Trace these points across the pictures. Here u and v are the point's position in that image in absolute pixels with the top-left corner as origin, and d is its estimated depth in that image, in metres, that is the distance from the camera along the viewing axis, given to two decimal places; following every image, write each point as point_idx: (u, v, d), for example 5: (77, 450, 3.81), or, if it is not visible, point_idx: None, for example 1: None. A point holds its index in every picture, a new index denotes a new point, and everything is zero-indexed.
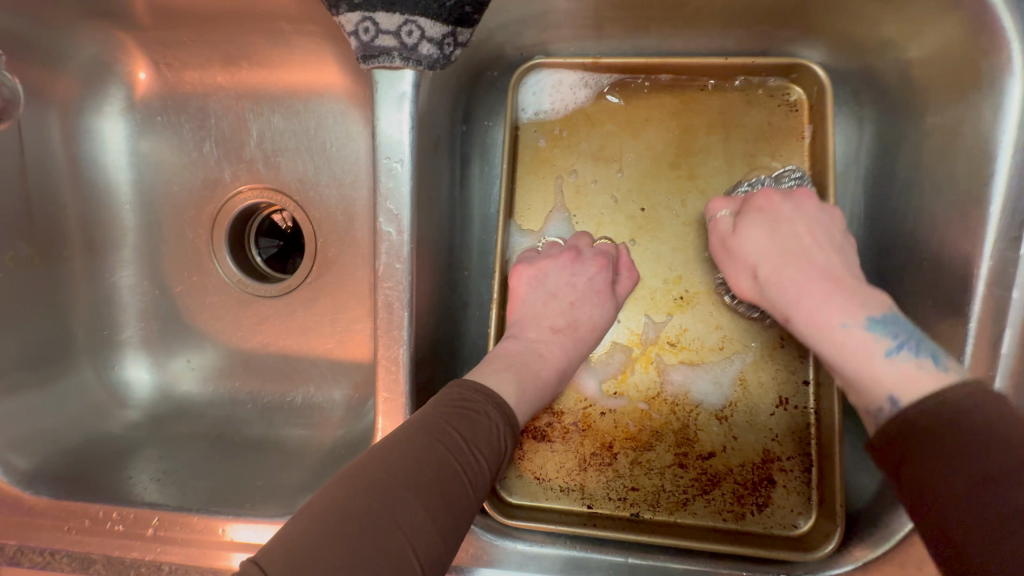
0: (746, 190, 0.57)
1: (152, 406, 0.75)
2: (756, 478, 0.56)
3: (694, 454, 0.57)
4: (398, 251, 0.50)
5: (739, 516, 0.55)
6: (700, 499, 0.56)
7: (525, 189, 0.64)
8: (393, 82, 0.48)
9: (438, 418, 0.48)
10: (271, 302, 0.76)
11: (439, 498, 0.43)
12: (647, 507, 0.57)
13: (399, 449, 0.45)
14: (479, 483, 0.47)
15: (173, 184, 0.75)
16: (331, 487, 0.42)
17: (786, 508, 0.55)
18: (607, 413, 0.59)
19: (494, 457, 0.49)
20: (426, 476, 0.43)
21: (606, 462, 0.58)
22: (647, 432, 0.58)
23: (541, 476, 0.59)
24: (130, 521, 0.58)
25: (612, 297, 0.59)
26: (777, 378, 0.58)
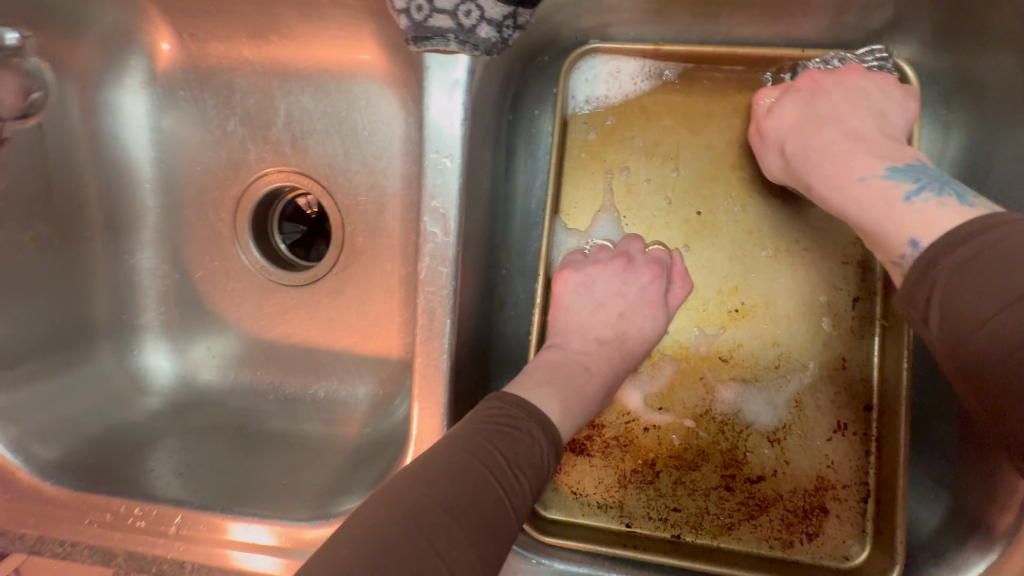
0: (773, 157, 0.54)
1: (172, 393, 0.73)
2: (808, 505, 0.53)
3: (742, 477, 0.54)
4: (443, 253, 0.47)
5: (787, 544, 0.53)
6: (747, 524, 0.54)
7: (572, 185, 0.60)
8: (446, 68, 0.44)
9: (476, 434, 0.45)
10: (295, 291, 0.72)
11: (480, 526, 0.40)
12: (689, 529, 0.54)
13: (436, 467, 0.42)
14: (521, 507, 0.43)
15: (195, 163, 0.72)
16: (365, 511, 0.39)
17: (837, 538, 0.53)
18: (650, 429, 0.56)
19: (537, 478, 0.45)
20: (466, 500, 0.40)
21: (647, 480, 0.55)
22: (692, 451, 0.55)
23: (578, 491, 0.56)
24: (153, 518, 0.57)
25: (665, 309, 0.55)
26: (836, 402, 0.54)
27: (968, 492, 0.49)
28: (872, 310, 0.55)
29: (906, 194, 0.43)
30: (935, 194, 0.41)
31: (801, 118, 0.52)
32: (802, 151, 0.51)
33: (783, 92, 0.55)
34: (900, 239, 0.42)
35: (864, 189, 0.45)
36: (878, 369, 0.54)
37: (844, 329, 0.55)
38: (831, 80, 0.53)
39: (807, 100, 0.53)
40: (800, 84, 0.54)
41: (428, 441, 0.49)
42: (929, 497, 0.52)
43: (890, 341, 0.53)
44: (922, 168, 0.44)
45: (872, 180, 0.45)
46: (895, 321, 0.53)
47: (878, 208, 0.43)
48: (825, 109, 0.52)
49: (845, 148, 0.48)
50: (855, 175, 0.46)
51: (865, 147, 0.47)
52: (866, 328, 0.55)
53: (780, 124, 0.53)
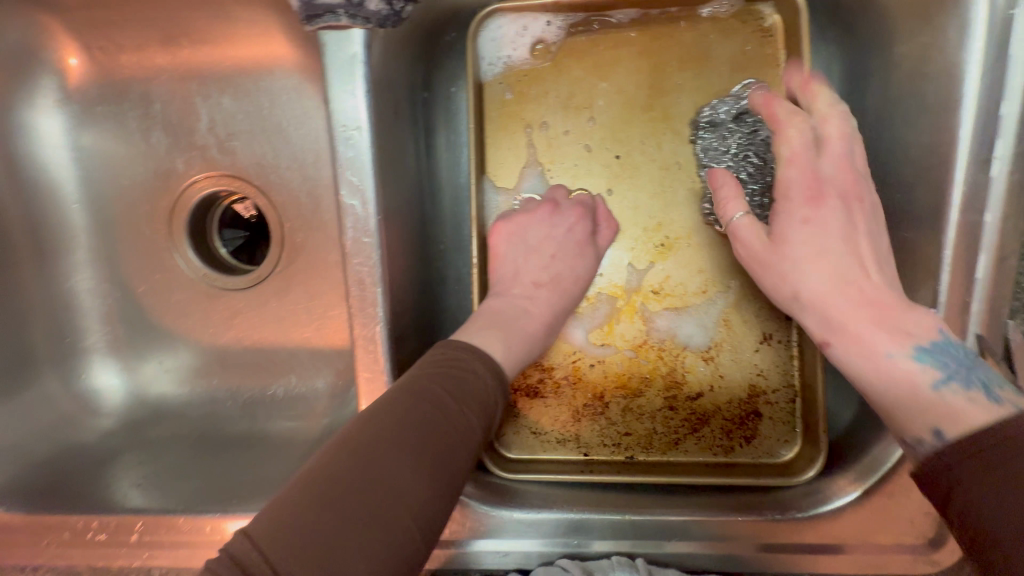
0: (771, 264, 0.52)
1: (126, 412, 0.72)
2: (743, 412, 0.61)
3: (683, 396, 0.61)
4: (365, 224, 0.48)
5: (728, 448, 0.60)
6: (691, 437, 0.61)
7: (496, 146, 0.62)
8: (343, 40, 0.46)
9: (424, 378, 0.46)
10: (241, 295, 0.73)
11: (431, 461, 0.41)
12: (641, 449, 0.61)
13: (384, 409, 0.43)
14: (471, 440, 0.45)
15: (123, 177, 0.71)
16: (316, 460, 0.40)
17: (771, 437, 0.60)
18: (596, 363, 0.62)
19: (485, 412, 0.48)
20: (413, 436, 0.42)
21: (599, 411, 0.62)
22: (637, 379, 0.61)
23: (537, 430, 0.62)
24: (112, 529, 0.56)
25: (593, 248, 0.61)
26: (760, 316, 0.60)
27: None
28: None
29: (936, 380, 0.43)
30: (963, 387, 0.42)
31: (811, 240, 0.51)
32: (817, 304, 0.49)
33: (786, 188, 0.53)
34: (920, 424, 0.42)
35: (888, 368, 0.44)
36: None
37: None
38: (824, 204, 0.52)
39: (807, 228, 0.52)
40: (803, 211, 0.52)
41: None
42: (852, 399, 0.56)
43: None
44: (947, 349, 0.43)
45: (899, 359, 0.44)
46: None
47: (907, 400, 0.43)
48: (838, 246, 0.50)
49: (866, 314, 0.47)
50: (880, 350, 0.45)
51: (884, 317, 0.46)
52: None
53: (812, 257, 0.51)
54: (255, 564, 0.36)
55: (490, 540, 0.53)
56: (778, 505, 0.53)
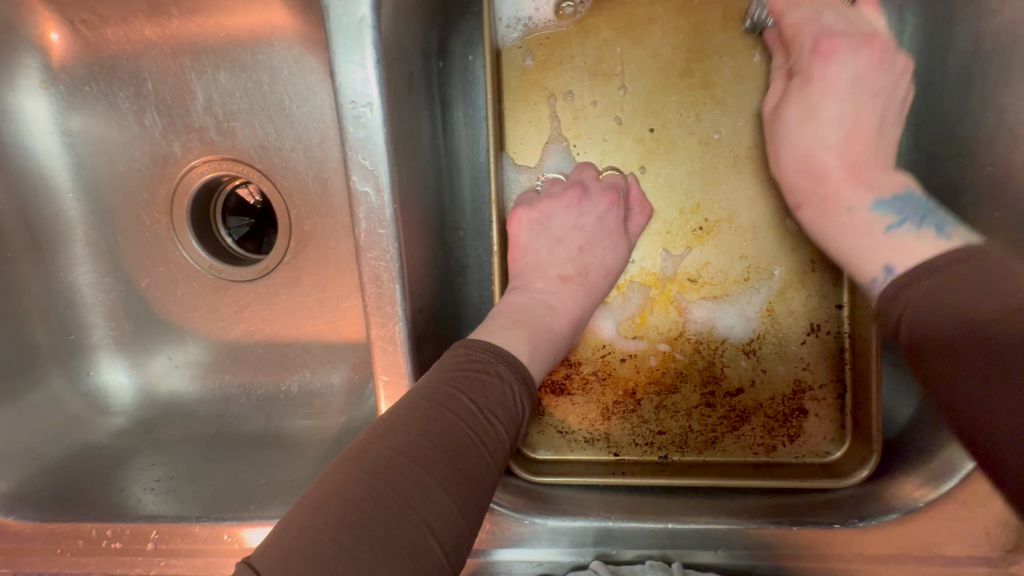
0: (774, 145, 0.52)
1: (137, 409, 0.70)
2: (787, 409, 0.54)
3: (721, 392, 0.55)
4: (380, 214, 0.43)
5: (770, 448, 0.54)
6: (730, 435, 0.55)
7: (515, 119, 0.56)
8: (348, 2, 0.40)
9: (441, 384, 0.42)
10: (249, 286, 0.69)
11: (454, 473, 0.37)
12: (675, 449, 0.55)
13: (400, 420, 0.39)
14: (497, 451, 0.41)
15: (118, 164, 0.66)
16: (326, 474, 0.36)
17: (816, 436, 0.54)
18: (627, 358, 0.56)
19: (512, 419, 0.43)
20: (434, 449, 0.37)
21: (630, 409, 0.56)
22: (671, 373, 0.55)
23: (564, 429, 0.57)
24: (127, 537, 0.54)
25: (625, 237, 0.53)
26: (808, 305, 0.53)
27: None
28: None
29: (889, 225, 0.47)
30: (915, 227, 0.45)
31: (817, 88, 0.50)
32: (800, 162, 0.51)
33: (806, 57, 0.50)
34: (875, 265, 0.47)
35: (849, 219, 0.48)
36: None
37: None
38: (838, 59, 0.50)
39: (817, 93, 0.50)
40: (816, 69, 0.50)
41: None
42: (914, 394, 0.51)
43: None
44: (907, 199, 0.47)
45: (859, 212, 0.48)
46: None
47: (860, 239, 0.48)
48: (841, 120, 0.51)
49: (840, 173, 0.50)
50: (844, 203, 0.49)
51: (853, 176, 0.50)
52: None
53: (819, 128, 0.50)
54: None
55: (520, 548, 0.50)
56: (835, 513, 0.48)
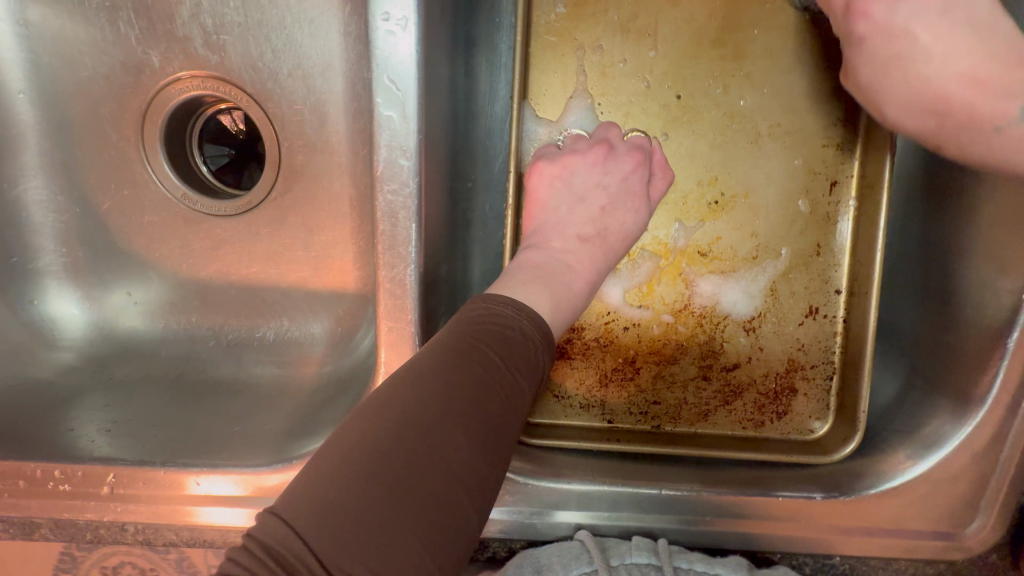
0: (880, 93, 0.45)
1: (89, 346, 0.63)
2: (778, 387, 0.55)
3: (718, 366, 0.55)
4: (402, 143, 0.41)
5: (758, 423, 0.56)
6: (722, 409, 0.56)
7: (540, 69, 0.54)
8: None
9: (465, 336, 0.41)
10: (227, 222, 0.63)
11: (482, 426, 0.37)
12: (668, 420, 0.56)
13: (426, 371, 0.38)
14: (520, 405, 0.40)
15: (81, 67, 0.59)
16: (348, 423, 0.35)
17: (803, 414, 0.55)
18: (630, 326, 0.56)
19: (535, 375, 0.43)
20: (462, 402, 0.37)
21: (628, 378, 0.56)
22: (671, 345, 0.55)
23: (560, 394, 0.56)
24: (79, 480, 0.49)
25: (647, 202, 0.51)
26: (809, 288, 0.55)
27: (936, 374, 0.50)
28: (848, 194, 0.54)
29: None
30: None
31: (882, 38, 0.43)
32: (913, 103, 0.44)
33: (842, 21, 0.45)
34: None
35: (1001, 141, 0.41)
36: (852, 253, 0.54)
37: (821, 214, 0.54)
38: (882, 5, 0.43)
39: (892, 35, 0.43)
40: (862, 28, 0.44)
41: (395, 363, 0.45)
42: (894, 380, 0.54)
43: (863, 224, 0.53)
44: None
45: (1010, 128, 0.41)
46: (868, 205, 0.52)
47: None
48: (947, 50, 0.42)
49: (964, 94, 0.42)
50: (987, 125, 0.41)
51: (984, 92, 0.41)
52: (840, 214, 0.54)
53: (916, 68, 0.43)
54: (283, 539, 0.31)
55: (510, 510, 0.49)
56: (819, 486, 0.49)
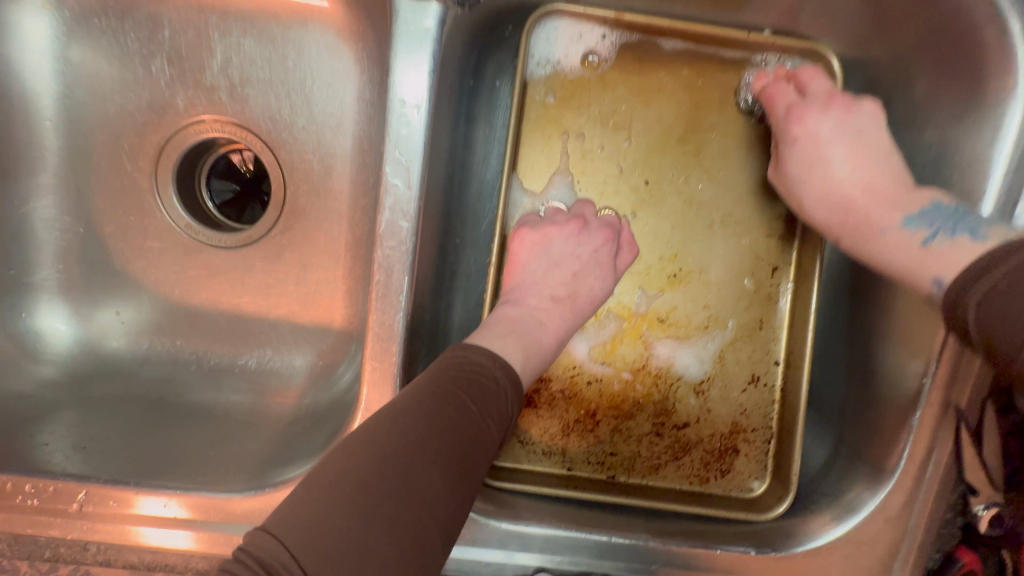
0: (804, 185, 0.54)
1: (71, 362, 0.65)
2: (723, 446, 0.61)
3: (670, 424, 0.61)
4: (404, 207, 0.46)
5: (704, 479, 0.60)
6: (672, 464, 0.60)
7: (529, 148, 0.61)
8: (415, 14, 0.44)
9: (444, 381, 0.46)
10: (226, 254, 0.67)
11: (454, 463, 0.41)
12: (623, 470, 0.60)
13: (408, 410, 0.43)
14: (488, 447, 0.45)
15: (110, 102, 0.64)
16: (337, 454, 0.39)
17: (744, 473, 0.61)
18: (593, 381, 0.61)
19: (503, 419, 0.47)
20: (437, 439, 0.41)
21: (588, 429, 0.61)
22: (629, 401, 0.61)
23: (525, 439, 0.60)
24: (48, 496, 0.50)
25: (614, 271, 0.58)
26: (752, 358, 0.61)
27: (856, 445, 0.56)
28: (787, 278, 0.62)
29: (924, 238, 0.46)
30: (950, 236, 0.44)
31: (809, 142, 0.54)
32: (824, 199, 0.53)
33: (782, 123, 0.56)
34: (925, 276, 0.45)
35: (884, 241, 0.48)
36: (789, 329, 0.61)
37: (764, 293, 0.62)
38: (814, 117, 0.54)
39: (812, 146, 0.54)
40: (796, 131, 0.55)
41: (376, 401, 0.49)
42: (821, 448, 0.60)
43: (799, 306, 0.60)
44: (937, 210, 0.46)
45: (892, 231, 0.48)
46: (802, 289, 0.61)
47: (902, 253, 0.47)
48: (855, 161, 0.52)
49: (864, 200, 0.51)
50: (876, 226, 0.49)
51: (880, 201, 0.50)
52: (781, 295, 0.62)
53: (827, 171, 0.53)
54: (272, 555, 0.34)
55: (470, 550, 0.51)
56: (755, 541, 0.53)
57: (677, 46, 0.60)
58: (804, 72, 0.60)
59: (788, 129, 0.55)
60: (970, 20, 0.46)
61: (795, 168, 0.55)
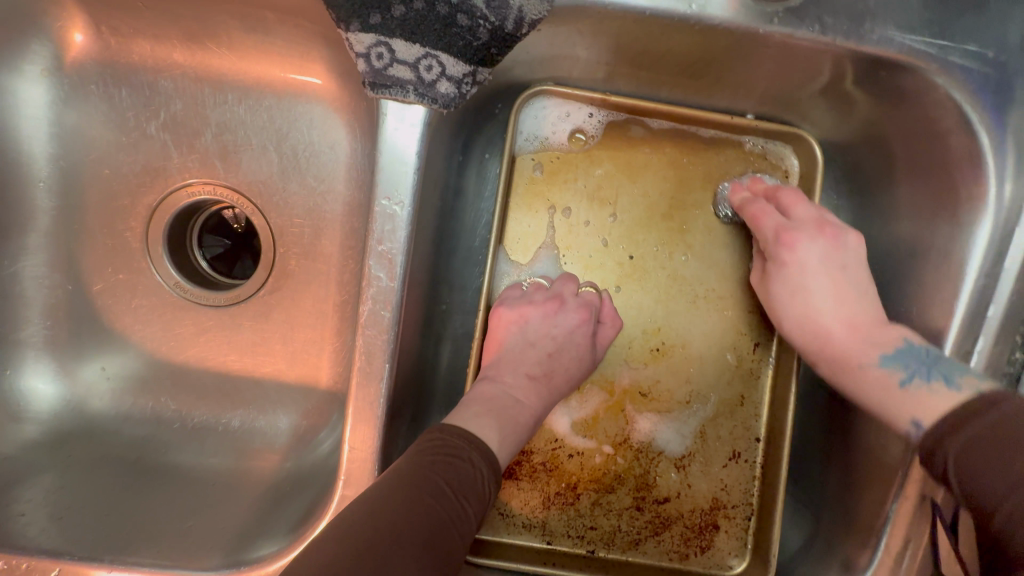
0: (784, 305, 0.55)
1: (54, 420, 0.65)
2: (703, 522, 0.61)
3: (651, 498, 0.61)
4: (387, 297, 0.47)
5: (683, 555, 0.60)
6: (652, 539, 0.60)
7: (517, 221, 0.62)
8: (401, 113, 0.45)
9: (421, 467, 0.46)
10: (214, 312, 0.67)
11: (432, 556, 0.41)
12: (603, 545, 0.60)
13: (385, 502, 0.42)
14: (466, 534, 0.45)
15: (104, 165, 0.65)
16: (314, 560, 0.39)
17: (723, 550, 0.61)
18: (574, 454, 0.61)
19: (481, 503, 0.47)
20: (415, 534, 0.41)
21: (569, 502, 0.61)
22: (610, 475, 0.61)
23: (505, 511, 0.60)
24: (22, 572, 0.51)
25: (591, 350, 0.59)
26: (733, 434, 0.62)
27: (833, 527, 0.56)
28: (768, 355, 0.62)
29: (901, 380, 0.47)
30: (925, 381, 0.46)
31: (794, 273, 0.55)
32: (802, 326, 0.54)
33: (771, 245, 0.56)
34: (904, 414, 0.47)
35: (863, 377, 0.49)
36: (769, 406, 0.62)
37: (746, 368, 0.62)
38: (805, 244, 0.54)
39: (794, 275, 0.55)
40: (786, 257, 0.55)
41: (354, 485, 0.49)
42: (799, 526, 0.60)
43: (780, 384, 0.61)
44: (910, 351, 0.48)
45: (868, 369, 0.49)
46: (783, 366, 0.61)
47: (880, 396, 0.48)
48: (832, 299, 0.53)
49: (843, 336, 0.52)
50: (854, 363, 0.50)
51: (857, 339, 0.51)
52: (762, 371, 0.62)
53: (808, 300, 0.54)
54: None
55: None
56: None
57: (663, 126, 0.62)
58: (788, 154, 0.62)
59: (775, 252, 0.56)
60: (944, 125, 0.47)
61: (783, 297, 0.55)
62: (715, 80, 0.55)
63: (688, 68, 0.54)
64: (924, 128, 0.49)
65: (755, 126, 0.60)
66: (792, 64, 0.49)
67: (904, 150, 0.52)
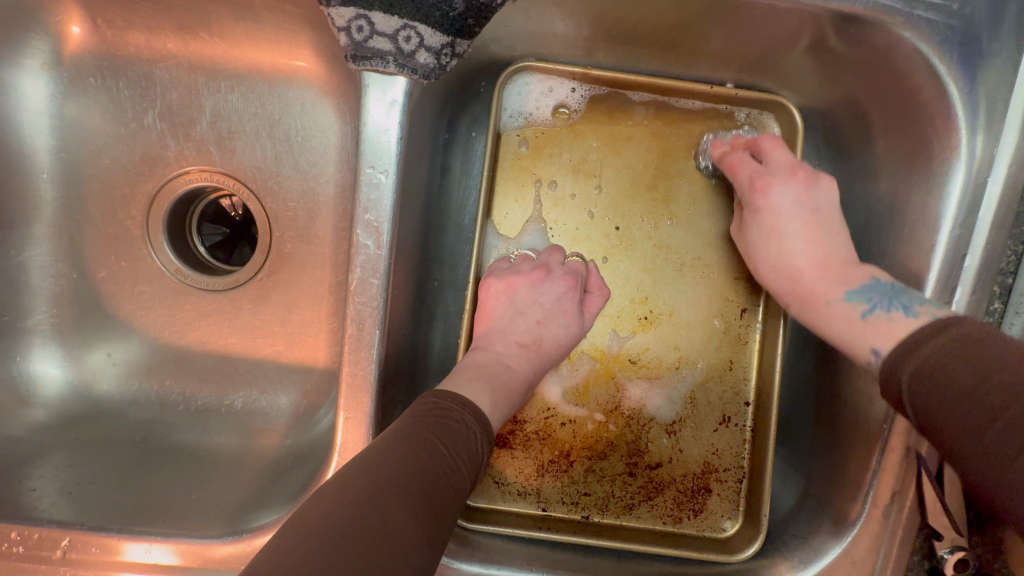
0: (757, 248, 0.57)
1: (63, 404, 0.67)
2: (696, 486, 0.62)
3: (643, 464, 0.62)
4: (375, 265, 0.49)
5: (677, 519, 0.61)
6: (645, 503, 0.61)
7: (504, 196, 0.64)
8: (384, 87, 0.47)
9: (416, 426, 0.48)
10: (213, 297, 0.69)
11: (425, 506, 0.42)
12: (597, 510, 0.61)
13: (381, 457, 0.44)
14: (459, 489, 0.46)
15: (104, 155, 0.67)
16: (313, 509, 0.40)
17: (716, 513, 0.62)
18: (567, 422, 0.62)
19: (474, 464, 0.49)
20: (409, 484, 0.42)
21: (562, 469, 0.62)
22: (602, 442, 0.62)
23: (500, 480, 0.62)
24: (33, 542, 0.53)
25: (579, 317, 0.60)
26: (723, 398, 0.63)
27: (822, 485, 0.57)
28: (755, 320, 0.63)
29: (863, 312, 0.48)
30: (887, 311, 0.47)
31: (768, 212, 0.56)
32: (778, 268, 0.55)
33: (746, 190, 0.58)
34: (864, 346, 0.48)
35: (830, 313, 0.51)
36: (757, 370, 0.63)
37: (733, 334, 0.63)
38: (777, 187, 0.56)
39: (768, 219, 0.56)
40: (761, 203, 0.56)
41: (349, 450, 0.51)
42: (791, 487, 0.61)
43: (767, 347, 0.62)
44: (875, 286, 0.49)
45: (835, 304, 0.50)
46: (769, 330, 0.62)
47: (843, 326, 0.49)
48: (807, 239, 0.54)
49: (814, 276, 0.53)
50: (822, 299, 0.52)
51: (826, 275, 0.52)
52: (750, 336, 0.63)
53: (781, 244, 0.55)
54: None
55: None
56: None
57: (644, 98, 0.63)
58: (767, 122, 0.63)
59: (749, 194, 0.57)
60: (915, 81, 0.48)
61: (761, 216, 0.57)
62: (691, 48, 0.56)
63: (664, 37, 0.55)
64: (895, 84, 0.50)
65: (735, 95, 0.62)
66: (764, 25, 0.50)
67: (878, 109, 0.53)
